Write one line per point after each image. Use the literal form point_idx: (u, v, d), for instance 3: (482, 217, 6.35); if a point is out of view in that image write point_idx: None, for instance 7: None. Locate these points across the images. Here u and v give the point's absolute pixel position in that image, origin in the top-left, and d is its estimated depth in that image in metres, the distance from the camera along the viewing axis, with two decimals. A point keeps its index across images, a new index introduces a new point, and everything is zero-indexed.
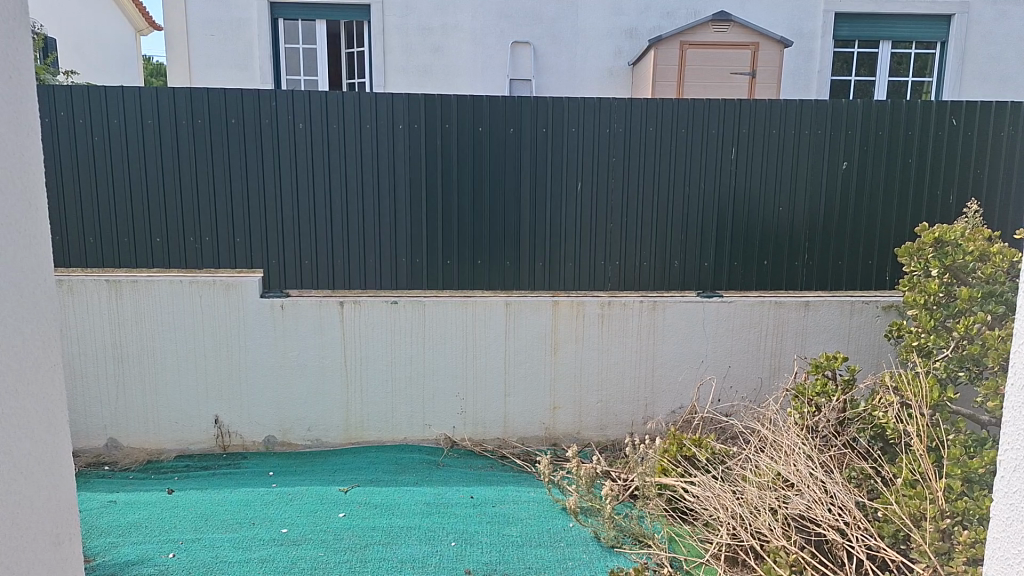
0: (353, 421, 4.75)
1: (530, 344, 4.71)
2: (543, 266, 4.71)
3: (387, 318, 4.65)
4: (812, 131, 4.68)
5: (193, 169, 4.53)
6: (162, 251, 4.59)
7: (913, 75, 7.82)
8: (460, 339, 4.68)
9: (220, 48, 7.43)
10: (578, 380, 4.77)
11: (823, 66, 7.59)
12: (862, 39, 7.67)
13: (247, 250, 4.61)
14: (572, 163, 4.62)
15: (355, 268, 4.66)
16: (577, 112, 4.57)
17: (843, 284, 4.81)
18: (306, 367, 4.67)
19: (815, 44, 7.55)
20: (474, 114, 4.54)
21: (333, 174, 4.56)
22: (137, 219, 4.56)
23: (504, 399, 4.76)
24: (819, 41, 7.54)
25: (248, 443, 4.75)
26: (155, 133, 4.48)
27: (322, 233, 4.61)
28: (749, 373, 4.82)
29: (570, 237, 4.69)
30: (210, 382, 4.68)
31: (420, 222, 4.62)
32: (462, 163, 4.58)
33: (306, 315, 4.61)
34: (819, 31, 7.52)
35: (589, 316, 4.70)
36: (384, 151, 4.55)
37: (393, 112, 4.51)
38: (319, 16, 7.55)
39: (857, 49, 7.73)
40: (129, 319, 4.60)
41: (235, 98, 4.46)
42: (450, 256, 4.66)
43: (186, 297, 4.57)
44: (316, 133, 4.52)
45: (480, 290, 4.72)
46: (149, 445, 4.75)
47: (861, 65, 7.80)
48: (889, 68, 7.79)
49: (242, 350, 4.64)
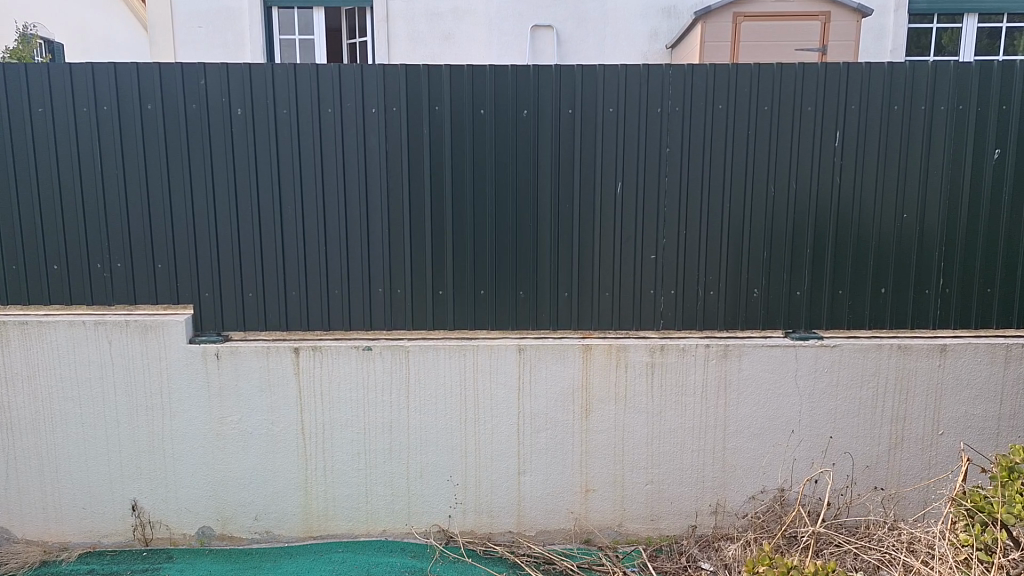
0: (315, 508, 3.52)
1: (551, 406, 3.41)
2: (571, 297, 3.43)
3: (358, 371, 3.39)
4: (952, 107, 3.33)
5: (95, 172, 3.33)
6: (60, 282, 3.40)
7: (1006, 53, 6.39)
8: (456, 401, 3.40)
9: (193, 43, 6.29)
10: (621, 454, 3.45)
11: (899, 44, 6.16)
12: (944, 12, 6.27)
13: (172, 279, 3.40)
14: (613, 157, 3.34)
15: (316, 303, 3.44)
16: (617, 84, 3.30)
17: (994, 320, 3.47)
18: (250, 437, 3.45)
19: (887, 19, 6.14)
20: (475, 90, 3.29)
21: (285, 178, 3.33)
22: (24, 238, 3.37)
23: (517, 479, 3.47)
24: (892, 15, 6.13)
25: (175, 537, 3.54)
26: (45, 125, 3.30)
27: (270, 256, 3.39)
28: (859, 444, 3.48)
29: (607, 260, 3.41)
30: (125, 458, 3.48)
31: (403, 241, 3.37)
32: (460, 158, 3.32)
33: (248, 366, 3.39)
34: (892, 4, 6.11)
35: (634, 367, 3.39)
36: (351, 143, 3.31)
37: (363, 90, 3.28)
38: (317, 3, 6.43)
39: (935, 24, 6.32)
40: (18, 374, 3.40)
41: (151, 73, 3.26)
42: (443, 284, 3.41)
43: (91, 345, 3.37)
44: (260, 119, 3.30)
45: (486, 330, 3.45)
46: (51, 538, 3.56)
47: (944, 43, 6.37)
48: (974, 46, 6.36)
49: (164, 415, 3.43)
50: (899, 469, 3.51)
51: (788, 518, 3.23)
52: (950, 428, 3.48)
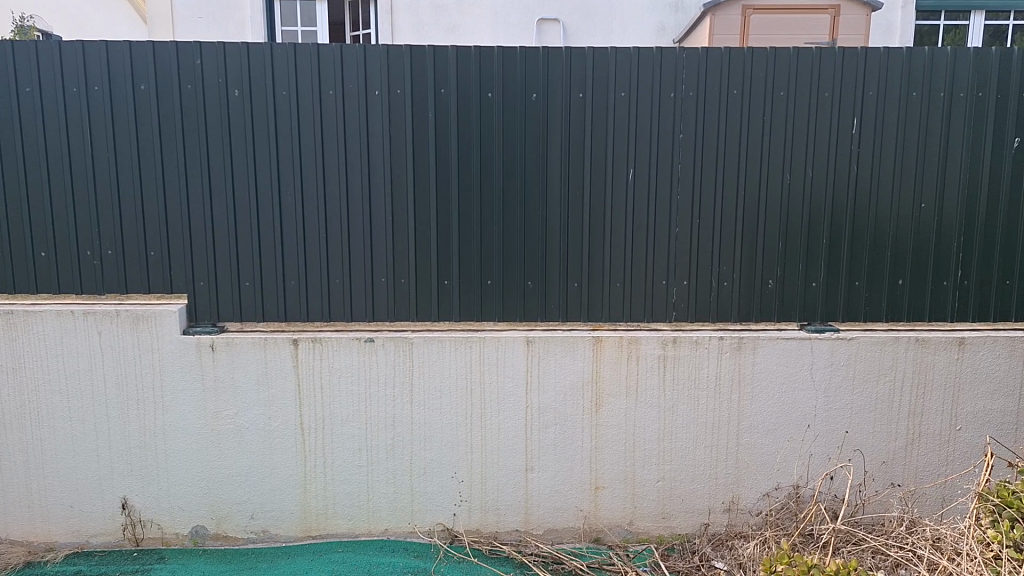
0: (314, 506, 3.39)
1: (560, 400, 3.29)
2: (581, 288, 3.31)
3: (360, 364, 3.26)
4: (972, 95, 3.24)
5: (84, 156, 3.18)
6: (48, 270, 3.26)
7: None
8: (461, 395, 3.28)
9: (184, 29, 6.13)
10: (631, 450, 3.34)
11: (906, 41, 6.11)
12: None
13: (165, 268, 3.26)
14: (625, 143, 3.24)
15: (316, 294, 3.31)
16: (629, 68, 3.19)
17: (1012, 313, 3.39)
18: (246, 432, 3.31)
19: (894, 16, 6.07)
20: (482, 73, 3.17)
21: (285, 163, 3.20)
22: (9, 223, 3.22)
23: (525, 476, 3.35)
24: (900, 12, 6.06)
25: (168, 536, 3.40)
26: (32, 105, 3.15)
27: (268, 244, 3.26)
28: (875, 440, 3.38)
29: (618, 250, 3.30)
30: (115, 454, 3.33)
31: (407, 230, 3.25)
32: (467, 144, 3.20)
33: (245, 358, 3.25)
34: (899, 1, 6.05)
35: (646, 360, 3.28)
36: (353, 127, 3.19)
37: (366, 71, 3.16)
38: None
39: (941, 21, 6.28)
40: (2, 366, 3.25)
41: (144, 52, 3.12)
42: (449, 274, 3.29)
43: (79, 336, 3.23)
44: (258, 102, 3.17)
45: (492, 321, 3.33)
46: (37, 538, 3.41)
47: None
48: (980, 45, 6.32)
49: (156, 409, 3.29)
50: (916, 466, 3.42)
51: (807, 514, 3.13)
52: (968, 423, 3.39)
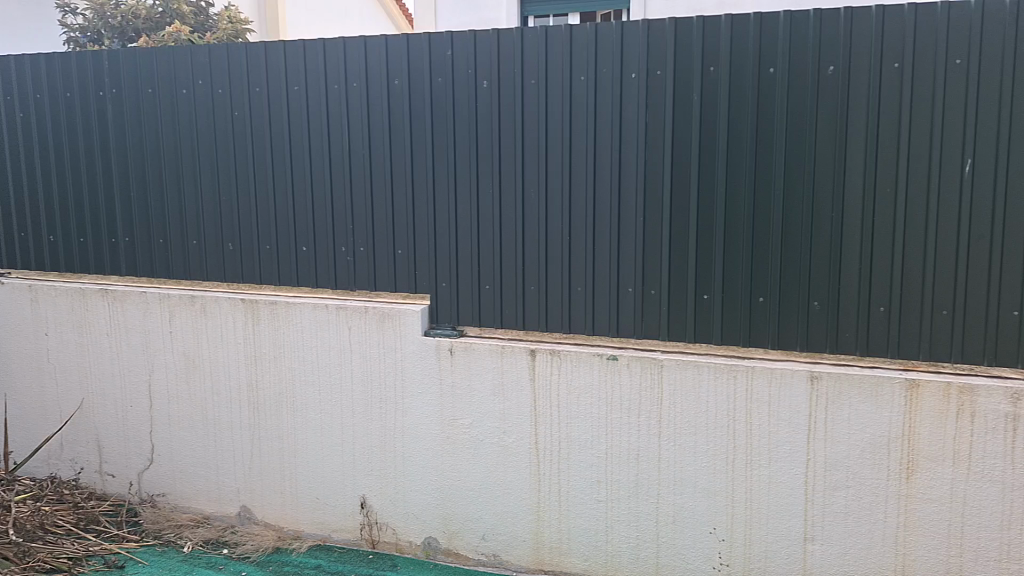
0: (548, 539, 3.04)
1: (856, 456, 2.57)
2: (887, 314, 2.57)
3: (602, 385, 2.85)
4: None
5: (342, 153, 3.22)
6: (307, 264, 3.37)
7: None
8: (724, 435, 2.71)
9: (447, 28, 5.97)
10: (955, 534, 2.50)
11: None
12: None
13: (410, 266, 3.18)
14: (958, 128, 2.44)
15: (557, 303, 2.97)
16: (972, 27, 2.39)
17: None
18: (480, 446, 3.07)
19: None
20: (763, 46, 2.59)
21: (529, 157, 2.93)
22: (279, 218, 3.40)
23: (802, 545, 2.68)
24: None
25: (402, 544, 3.29)
26: (299, 103, 3.27)
27: (510, 244, 3.01)
28: None
29: (943, 268, 2.50)
30: (358, 454, 3.31)
31: (661, 233, 2.78)
32: (739, 131, 2.65)
33: (482, 366, 3.02)
34: None
35: (985, 418, 2.43)
36: (604, 116, 2.80)
37: (622, 52, 2.76)
38: None
39: None
40: (266, 354, 3.44)
41: (399, 46, 3.06)
42: (710, 287, 2.75)
43: (332, 330, 3.27)
44: (505, 92, 2.93)
45: (763, 349, 2.72)
46: (287, 525, 3.54)
47: None
48: None
49: (397, 411, 3.20)
50: None
51: None
52: None
